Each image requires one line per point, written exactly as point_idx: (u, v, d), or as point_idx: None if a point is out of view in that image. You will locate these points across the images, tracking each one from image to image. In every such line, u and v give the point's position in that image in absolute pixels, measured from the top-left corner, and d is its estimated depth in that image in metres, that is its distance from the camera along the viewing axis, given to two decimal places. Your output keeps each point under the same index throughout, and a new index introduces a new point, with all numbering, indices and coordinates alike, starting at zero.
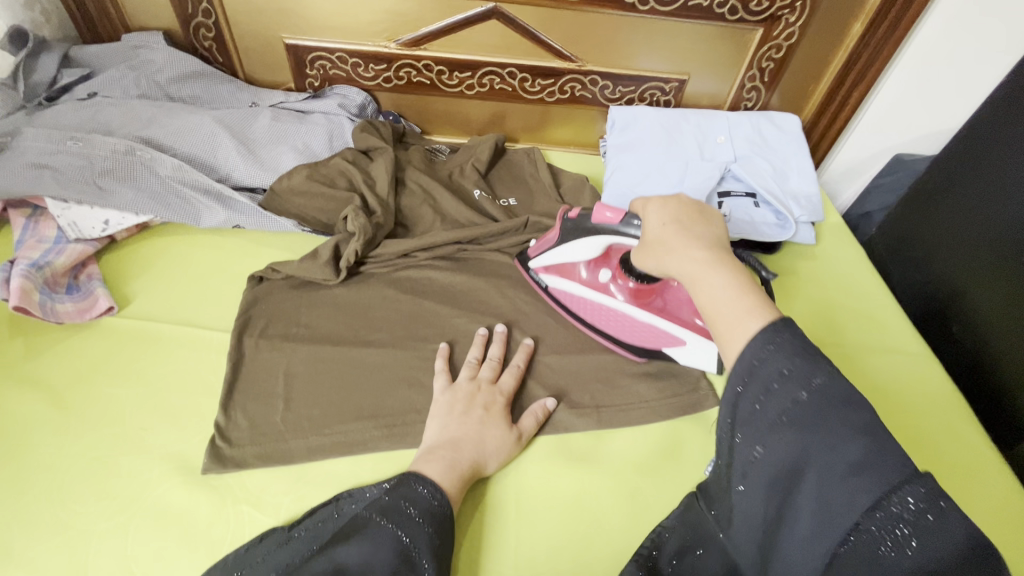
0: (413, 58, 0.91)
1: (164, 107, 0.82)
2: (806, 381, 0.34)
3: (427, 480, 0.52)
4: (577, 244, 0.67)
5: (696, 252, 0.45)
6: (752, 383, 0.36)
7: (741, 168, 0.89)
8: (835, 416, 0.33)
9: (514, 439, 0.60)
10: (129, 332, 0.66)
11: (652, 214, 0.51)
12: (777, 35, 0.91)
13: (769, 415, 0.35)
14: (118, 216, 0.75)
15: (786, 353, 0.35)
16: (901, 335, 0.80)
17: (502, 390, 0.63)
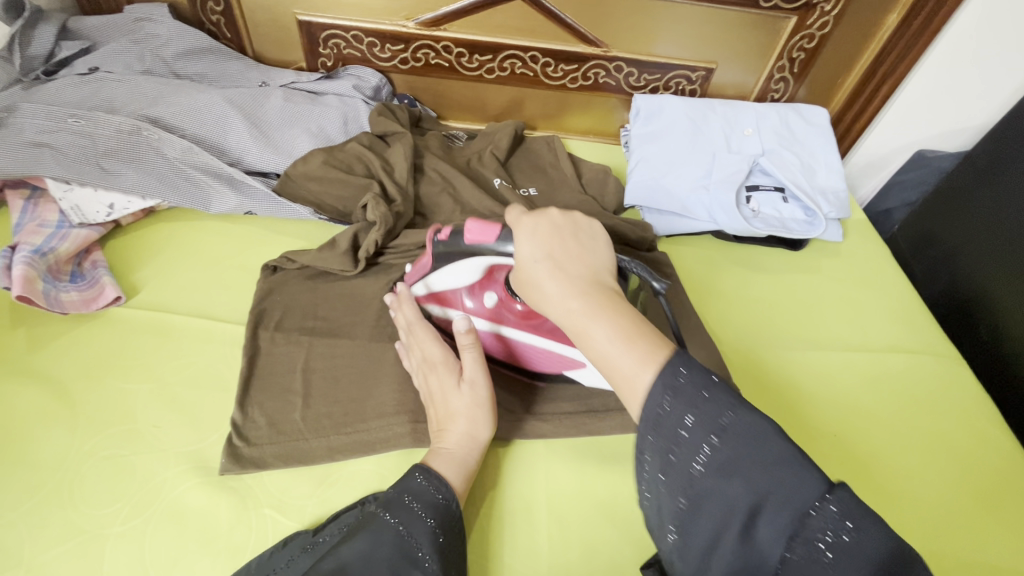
0: (432, 38, 0.87)
1: (171, 84, 0.78)
2: (712, 423, 0.35)
3: (429, 472, 0.50)
4: (454, 271, 0.57)
5: (573, 298, 0.41)
6: (661, 434, 0.36)
7: (770, 162, 0.86)
8: (744, 454, 0.34)
9: (462, 393, 0.55)
10: (137, 323, 0.63)
11: (523, 247, 0.44)
12: (811, 24, 0.88)
13: (682, 467, 0.35)
14: (124, 200, 0.71)
15: (685, 396, 0.36)
16: (926, 334, 0.79)
17: (432, 357, 0.57)
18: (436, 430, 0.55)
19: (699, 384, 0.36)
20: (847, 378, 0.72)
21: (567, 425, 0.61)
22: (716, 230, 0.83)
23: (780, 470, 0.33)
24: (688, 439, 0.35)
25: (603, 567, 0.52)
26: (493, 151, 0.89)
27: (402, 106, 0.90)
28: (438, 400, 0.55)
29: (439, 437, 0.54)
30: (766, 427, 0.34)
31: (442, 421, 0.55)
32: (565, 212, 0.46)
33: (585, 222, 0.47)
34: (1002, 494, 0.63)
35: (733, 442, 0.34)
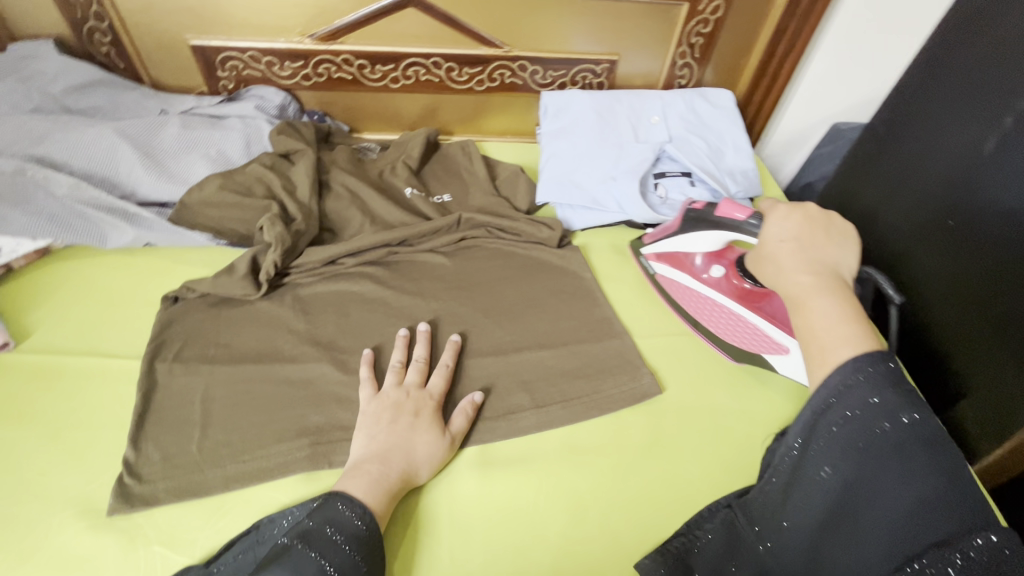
0: (330, 53, 0.87)
1: (58, 121, 0.76)
2: (890, 415, 0.42)
3: (356, 503, 0.50)
4: (699, 236, 0.69)
5: (806, 276, 0.50)
6: (843, 403, 0.44)
7: (676, 148, 0.87)
8: (911, 448, 0.41)
9: (451, 440, 0.58)
10: (28, 368, 0.62)
11: (774, 229, 0.55)
12: (703, 10, 0.89)
13: (849, 431, 0.43)
14: (13, 243, 0.69)
15: (874, 385, 0.43)
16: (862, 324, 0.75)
17: (432, 393, 0.61)
18: (369, 450, 0.55)
19: (889, 381, 0.43)
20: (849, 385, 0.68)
21: (473, 430, 0.61)
22: (626, 220, 0.83)
23: (932, 476, 0.40)
24: (854, 416, 0.43)
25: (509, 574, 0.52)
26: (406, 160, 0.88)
27: (309, 122, 0.89)
28: (421, 427, 0.57)
29: (385, 457, 0.54)
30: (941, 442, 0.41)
31: (407, 443, 0.55)
32: (821, 212, 0.56)
33: (840, 223, 0.56)
34: None
35: (903, 435, 0.42)
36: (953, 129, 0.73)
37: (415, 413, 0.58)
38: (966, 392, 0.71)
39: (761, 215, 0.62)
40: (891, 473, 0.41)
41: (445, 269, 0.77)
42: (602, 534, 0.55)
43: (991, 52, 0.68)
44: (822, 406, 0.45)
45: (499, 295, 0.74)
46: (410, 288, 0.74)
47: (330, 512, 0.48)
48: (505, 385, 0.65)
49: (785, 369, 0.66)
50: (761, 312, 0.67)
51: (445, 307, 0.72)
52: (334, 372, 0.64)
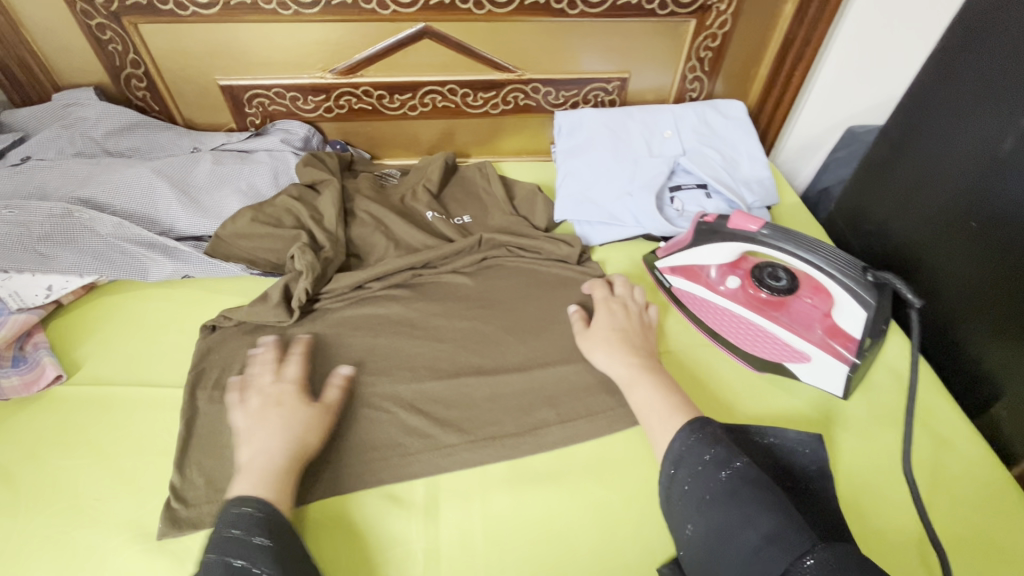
0: (350, 85, 0.90)
1: (101, 164, 0.81)
2: (723, 465, 0.49)
3: (244, 498, 0.50)
4: (714, 249, 0.70)
5: (620, 363, 0.63)
6: (683, 467, 0.51)
7: (690, 161, 0.88)
8: (746, 491, 0.47)
9: (327, 410, 0.61)
10: (80, 399, 0.65)
11: (603, 322, 0.68)
12: (711, 25, 0.91)
13: (696, 490, 0.49)
14: (62, 280, 0.73)
15: (703, 444, 0.51)
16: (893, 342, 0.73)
17: (290, 380, 0.62)
18: (248, 451, 0.55)
19: (716, 439, 0.51)
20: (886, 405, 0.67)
21: (501, 446, 0.62)
22: (644, 233, 0.84)
23: (771, 513, 0.45)
24: (699, 472, 0.49)
25: None
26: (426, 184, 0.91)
27: (332, 152, 0.92)
28: (289, 409, 0.59)
29: (262, 449, 0.55)
30: (762, 480, 0.48)
31: (280, 431, 0.56)
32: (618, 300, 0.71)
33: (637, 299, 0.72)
34: (947, 465, 0.63)
35: (739, 481, 0.48)
36: (967, 133, 0.73)
37: (276, 402, 0.59)
38: (1000, 397, 0.70)
39: (778, 226, 0.65)
40: (735, 517, 0.46)
41: (467, 289, 0.79)
42: (632, 550, 0.56)
43: (1000, 54, 0.68)
44: (668, 474, 0.51)
45: (522, 312, 0.76)
46: (434, 309, 0.76)
47: (228, 515, 0.49)
48: (532, 402, 0.66)
49: (806, 377, 0.64)
50: (779, 319, 0.67)
51: (469, 327, 0.74)
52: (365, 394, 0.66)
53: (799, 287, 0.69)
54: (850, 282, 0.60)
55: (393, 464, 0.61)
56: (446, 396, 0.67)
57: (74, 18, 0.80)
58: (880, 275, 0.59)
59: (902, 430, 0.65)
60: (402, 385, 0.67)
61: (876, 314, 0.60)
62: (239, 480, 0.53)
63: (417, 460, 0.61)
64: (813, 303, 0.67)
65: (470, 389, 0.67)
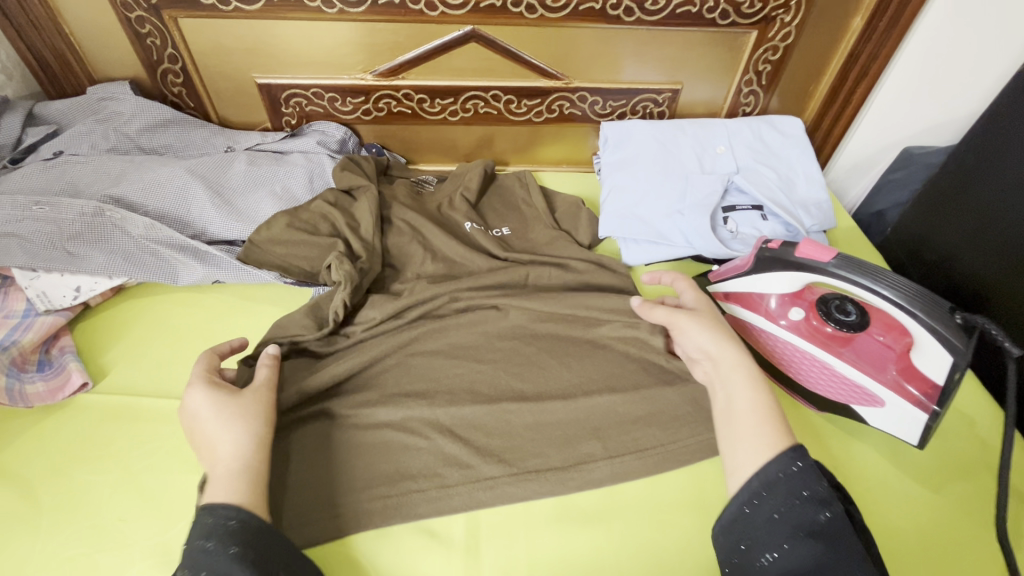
0: (391, 88, 0.87)
1: (134, 162, 0.79)
2: (823, 506, 0.44)
3: (213, 506, 0.46)
4: (776, 278, 0.65)
5: (727, 347, 0.57)
6: (777, 493, 0.45)
7: (745, 179, 0.84)
8: (847, 541, 0.43)
9: (258, 389, 0.57)
10: (105, 409, 0.62)
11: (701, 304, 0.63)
12: (772, 37, 0.86)
13: (790, 521, 0.44)
14: (90, 282, 0.71)
15: (804, 475, 0.46)
16: (966, 391, 0.68)
17: (206, 378, 0.56)
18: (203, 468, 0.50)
19: (817, 475, 0.46)
20: (962, 456, 0.62)
21: (546, 481, 0.58)
22: (695, 255, 0.80)
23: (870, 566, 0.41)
24: (796, 502, 0.44)
25: None
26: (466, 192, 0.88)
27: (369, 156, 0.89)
28: (205, 413, 0.53)
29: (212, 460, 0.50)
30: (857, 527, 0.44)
31: (221, 433, 0.51)
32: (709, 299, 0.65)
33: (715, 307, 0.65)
34: None
35: (837, 525, 0.43)
36: None
37: (193, 413, 0.53)
38: None
39: (855, 260, 0.59)
40: (832, 560, 0.41)
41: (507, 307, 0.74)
42: None
43: None
44: (754, 496, 0.46)
45: (566, 334, 0.71)
46: (473, 327, 0.72)
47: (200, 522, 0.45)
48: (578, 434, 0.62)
49: (879, 418, 0.61)
50: (846, 356, 0.63)
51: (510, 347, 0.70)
52: (400, 417, 0.62)
53: (870, 323, 0.64)
54: (935, 323, 0.55)
55: (430, 496, 0.57)
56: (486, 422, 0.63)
57: (114, 10, 0.77)
58: (970, 317, 0.53)
59: (976, 482, 0.60)
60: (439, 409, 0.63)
61: (964, 362, 0.54)
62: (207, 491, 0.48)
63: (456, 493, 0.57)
64: (884, 341, 0.62)
65: (512, 417, 0.63)
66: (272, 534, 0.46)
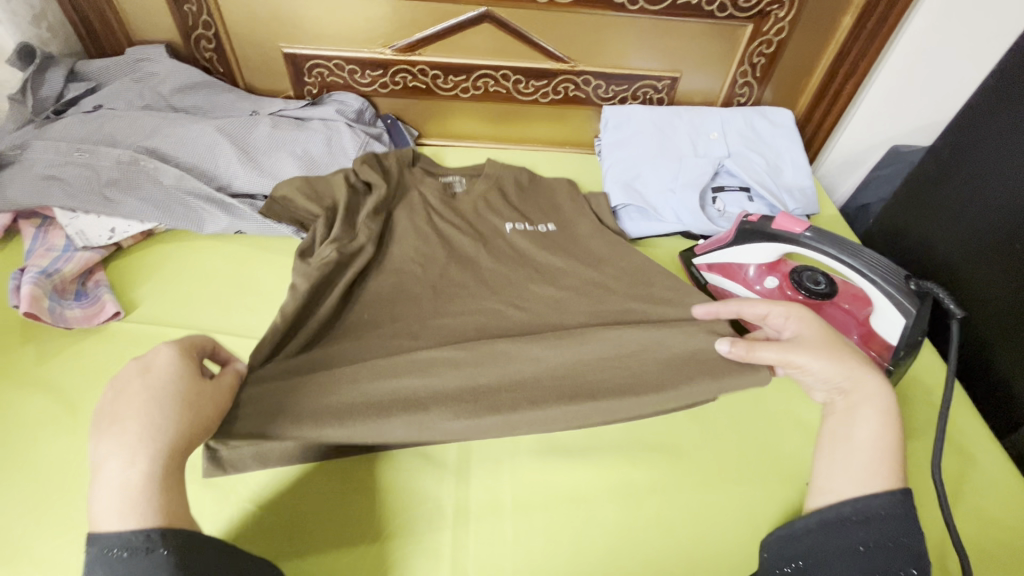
0: (408, 63, 0.93)
1: (167, 118, 0.85)
2: (911, 561, 0.42)
3: (113, 538, 0.37)
4: (754, 249, 0.71)
5: (873, 381, 0.50)
6: (870, 527, 0.44)
7: (735, 163, 0.90)
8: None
9: (222, 391, 0.49)
10: (136, 335, 0.68)
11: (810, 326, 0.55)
12: (767, 31, 0.92)
13: (874, 559, 0.42)
14: (124, 225, 0.77)
15: (905, 525, 0.44)
16: (926, 363, 0.74)
17: (181, 356, 0.47)
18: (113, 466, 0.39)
19: (915, 527, 0.44)
20: (915, 416, 0.68)
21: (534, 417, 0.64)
22: (684, 231, 0.85)
23: None
24: (887, 545, 0.43)
25: (569, 559, 0.55)
26: (501, 195, 0.84)
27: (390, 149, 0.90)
28: (162, 379, 0.44)
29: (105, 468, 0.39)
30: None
31: (141, 430, 0.41)
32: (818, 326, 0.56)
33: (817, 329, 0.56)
34: (973, 480, 0.63)
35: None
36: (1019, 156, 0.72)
37: (143, 367, 0.45)
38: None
39: (823, 233, 0.65)
40: None
41: (520, 317, 0.68)
42: (655, 525, 0.58)
43: None
44: (846, 520, 0.44)
45: None
46: (496, 325, 0.67)
47: (102, 560, 0.37)
48: None
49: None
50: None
51: (517, 362, 0.60)
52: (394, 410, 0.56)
53: (838, 293, 0.70)
54: (892, 289, 0.61)
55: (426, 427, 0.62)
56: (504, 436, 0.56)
57: None
58: (921, 283, 0.59)
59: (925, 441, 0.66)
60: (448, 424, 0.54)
61: (917, 324, 0.60)
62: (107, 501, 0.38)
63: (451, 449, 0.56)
64: (848, 309, 0.68)
65: None
66: (208, 540, 0.40)
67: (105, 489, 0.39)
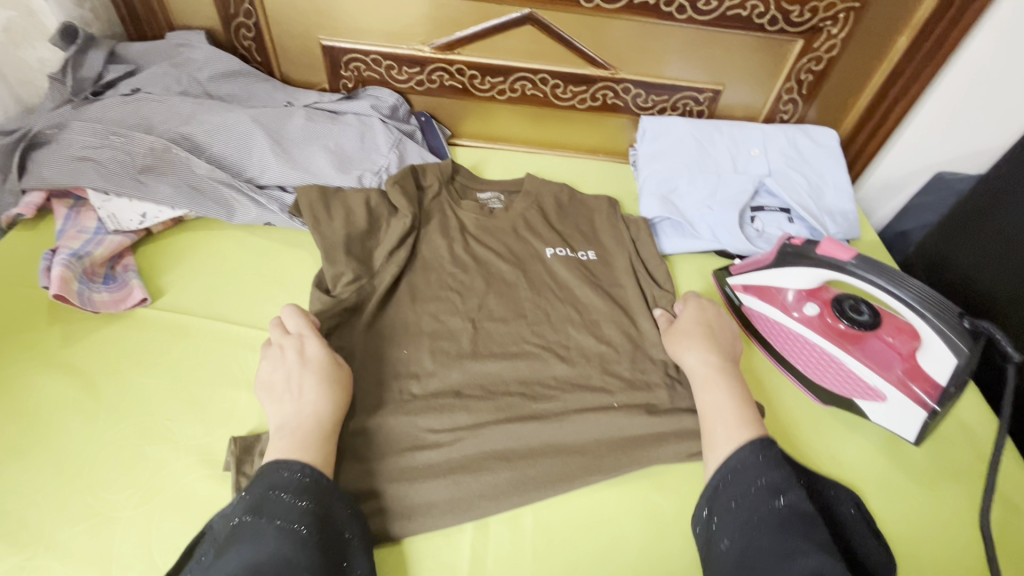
0: (446, 62, 0.92)
1: (203, 105, 0.84)
2: (776, 494, 0.49)
3: (289, 462, 0.49)
4: (795, 273, 0.68)
5: (695, 357, 0.64)
6: (736, 482, 0.51)
7: (776, 183, 0.87)
8: (798, 524, 0.47)
9: (320, 364, 0.57)
10: (161, 323, 0.68)
11: (688, 316, 0.69)
12: (818, 47, 0.89)
13: (745, 507, 0.49)
14: (155, 210, 0.76)
15: (765, 467, 0.51)
16: (970, 404, 0.71)
17: (298, 330, 0.60)
18: (280, 411, 0.54)
19: (776, 466, 0.52)
20: (956, 458, 0.65)
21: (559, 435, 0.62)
22: (719, 249, 0.83)
23: (815, 543, 0.45)
24: (758, 490, 0.50)
25: None
26: (540, 213, 0.82)
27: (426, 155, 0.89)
28: (285, 355, 0.57)
29: (298, 409, 0.54)
30: (816, 520, 0.48)
31: (318, 389, 0.55)
32: (708, 315, 0.69)
33: (723, 326, 0.69)
34: (1016, 533, 0.60)
35: (792, 509, 0.48)
36: None
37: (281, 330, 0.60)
38: None
39: (872, 263, 0.61)
40: (784, 543, 0.45)
41: (563, 371, 0.67)
42: (679, 552, 0.56)
43: None
44: (717, 488, 0.52)
45: (586, 306, 0.74)
46: (538, 375, 0.67)
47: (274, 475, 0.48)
48: (594, 400, 0.65)
49: (882, 413, 0.64)
50: (856, 354, 0.66)
51: (543, 424, 0.62)
52: (445, 458, 0.59)
53: (880, 324, 0.67)
54: (944, 325, 0.58)
55: (444, 441, 0.60)
56: (552, 492, 0.58)
57: None
58: (976, 323, 0.57)
59: (965, 485, 0.63)
60: (497, 471, 0.58)
61: (967, 363, 0.58)
62: (278, 441, 0.52)
63: (488, 478, 0.58)
64: (892, 342, 0.65)
65: (531, 374, 0.67)
66: (339, 495, 0.50)
67: (284, 431, 0.52)
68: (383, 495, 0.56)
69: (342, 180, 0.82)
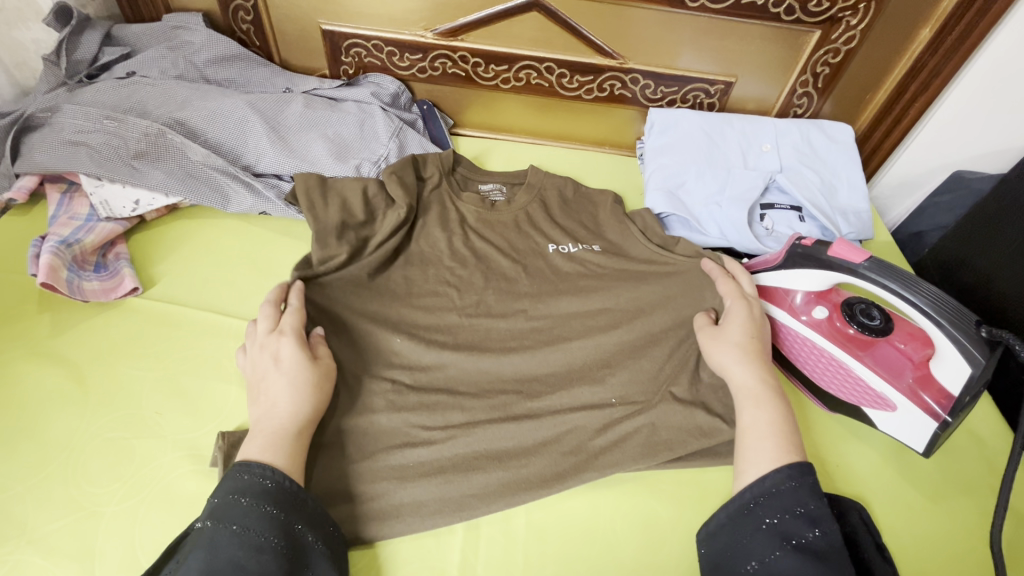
0: (449, 48, 0.89)
1: (200, 90, 0.82)
2: (812, 526, 0.48)
3: (250, 464, 0.48)
4: (806, 275, 0.65)
5: (748, 373, 0.59)
6: (771, 504, 0.50)
7: (787, 180, 0.84)
8: (833, 557, 0.47)
9: (308, 366, 0.56)
10: (152, 313, 0.67)
11: (737, 322, 0.63)
12: (835, 38, 0.86)
13: (778, 533, 0.48)
14: (149, 197, 0.74)
15: (801, 496, 0.50)
16: (982, 413, 0.68)
17: (286, 329, 0.58)
18: (256, 412, 0.53)
19: (814, 494, 0.50)
20: (967, 469, 0.63)
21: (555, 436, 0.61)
22: (727, 247, 0.80)
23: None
24: (791, 517, 0.49)
25: None
26: (543, 207, 0.80)
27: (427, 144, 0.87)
28: (269, 357, 0.56)
29: (270, 410, 0.53)
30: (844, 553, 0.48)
31: (293, 390, 0.54)
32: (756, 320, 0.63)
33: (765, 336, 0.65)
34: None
35: (825, 543, 0.48)
36: None
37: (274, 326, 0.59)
38: None
39: (886, 267, 0.58)
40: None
41: (560, 370, 0.65)
42: (674, 559, 0.55)
43: None
44: (746, 506, 0.51)
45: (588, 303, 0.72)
46: (535, 373, 0.65)
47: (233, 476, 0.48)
48: (591, 400, 0.63)
49: (891, 422, 0.63)
50: (866, 360, 0.63)
51: (539, 424, 0.60)
52: (435, 457, 0.57)
53: (892, 330, 0.64)
54: (960, 334, 0.55)
55: (436, 439, 0.58)
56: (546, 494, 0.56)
57: None
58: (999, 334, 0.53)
59: (975, 497, 0.61)
60: (490, 472, 0.57)
61: (981, 374, 0.55)
62: (253, 443, 0.51)
63: (480, 478, 0.56)
64: (904, 350, 0.62)
65: (528, 372, 0.65)
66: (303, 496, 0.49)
67: (264, 431, 0.51)
68: (371, 494, 0.54)
69: (339, 169, 0.80)
